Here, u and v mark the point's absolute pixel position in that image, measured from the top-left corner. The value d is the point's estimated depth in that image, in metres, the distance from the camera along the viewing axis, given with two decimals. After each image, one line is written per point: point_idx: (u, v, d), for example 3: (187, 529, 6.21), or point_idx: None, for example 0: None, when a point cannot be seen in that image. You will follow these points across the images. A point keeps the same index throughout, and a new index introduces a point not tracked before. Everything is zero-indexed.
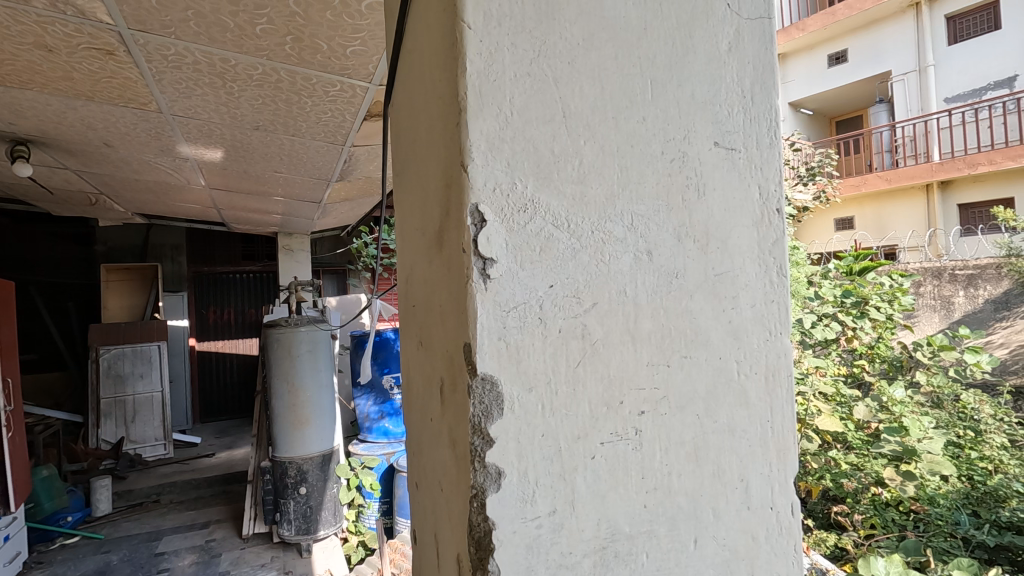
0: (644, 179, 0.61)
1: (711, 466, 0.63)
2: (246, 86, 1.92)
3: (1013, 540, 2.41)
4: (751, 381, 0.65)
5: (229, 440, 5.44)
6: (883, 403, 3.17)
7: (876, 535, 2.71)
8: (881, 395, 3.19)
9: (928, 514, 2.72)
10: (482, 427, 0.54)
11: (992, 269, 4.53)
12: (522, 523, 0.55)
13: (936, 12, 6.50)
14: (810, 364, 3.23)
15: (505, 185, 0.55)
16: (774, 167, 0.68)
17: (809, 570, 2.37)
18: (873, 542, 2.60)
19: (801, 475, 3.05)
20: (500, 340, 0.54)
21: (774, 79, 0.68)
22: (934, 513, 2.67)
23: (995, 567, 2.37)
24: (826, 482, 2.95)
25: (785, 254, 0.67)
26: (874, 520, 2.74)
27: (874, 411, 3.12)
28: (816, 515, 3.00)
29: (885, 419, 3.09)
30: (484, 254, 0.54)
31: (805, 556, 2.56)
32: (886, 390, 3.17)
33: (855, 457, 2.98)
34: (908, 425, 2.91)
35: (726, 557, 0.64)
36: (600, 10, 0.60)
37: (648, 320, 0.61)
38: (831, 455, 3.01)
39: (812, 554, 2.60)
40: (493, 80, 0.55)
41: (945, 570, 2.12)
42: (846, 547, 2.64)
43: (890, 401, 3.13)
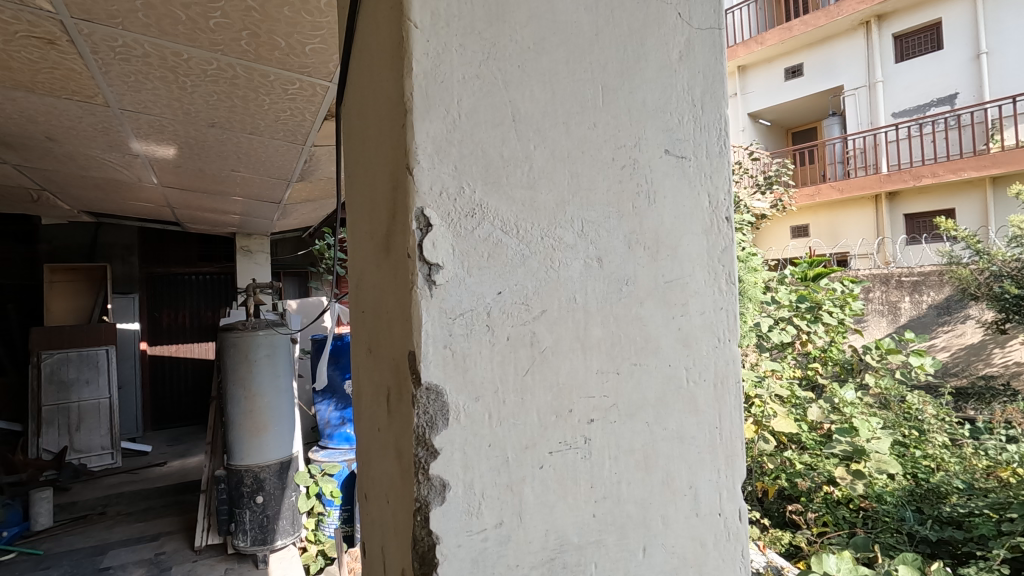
0: (594, 186, 0.61)
1: (661, 474, 0.63)
2: (200, 81, 1.85)
3: (952, 534, 2.52)
4: (701, 388, 0.66)
5: (183, 448, 5.23)
6: (835, 405, 3.28)
7: (828, 532, 2.81)
8: (833, 397, 3.30)
9: (876, 511, 2.82)
10: (427, 438, 0.53)
11: (935, 276, 4.74)
12: (468, 537, 0.53)
13: (885, 31, 6.81)
14: (766, 368, 3.34)
15: (451, 189, 0.54)
16: (723, 177, 0.68)
17: (766, 568, 2.43)
18: (825, 540, 2.69)
19: (757, 476, 3.16)
20: (446, 347, 0.53)
21: (723, 90, 0.69)
22: (881, 510, 2.78)
23: (936, 560, 2.48)
24: (782, 482, 3.08)
25: (732, 263, 0.68)
26: (826, 518, 2.84)
27: (827, 412, 3.23)
28: (773, 514, 3.10)
29: (836, 419, 3.20)
30: (429, 260, 0.52)
31: (762, 555, 2.61)
32: (838, 392, 3.28)
33: (808, 457, 3.11)
34: (857, 425, 3.03)
35: (675, 565, 0.64)
36: (552, 14, 0.59)
37: (598, 327, 0.60)
38: (786, 456, 3.14)
39: (767, 552, 2.66)
40: (440, 81, 0.54)
41: (892, 565, 2.20)
42: (800, 544, 2.73)
43: (841, 403, 3.24)
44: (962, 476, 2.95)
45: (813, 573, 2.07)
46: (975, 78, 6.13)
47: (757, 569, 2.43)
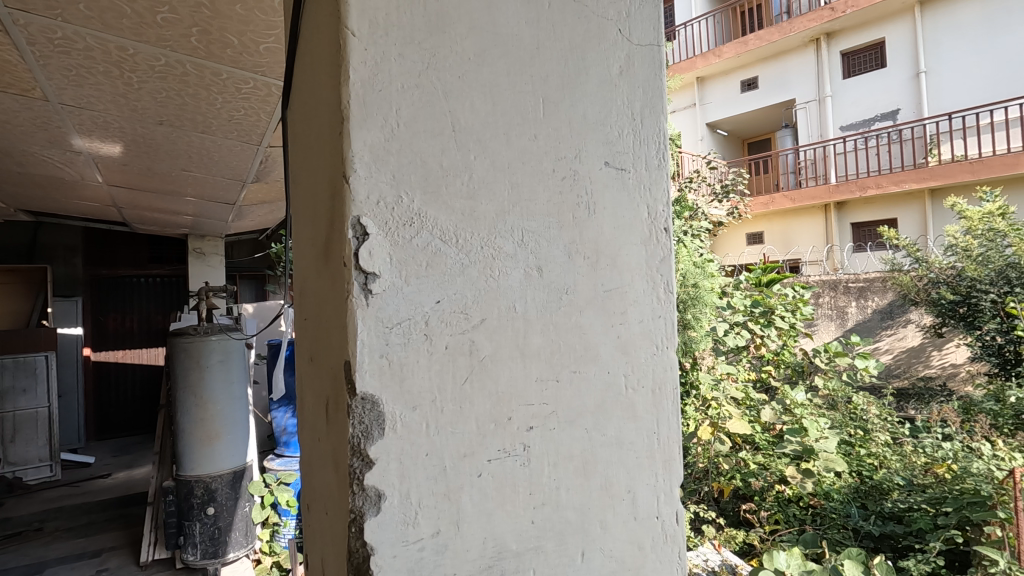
0: (535, 197, 0.62)
1: (600, 480, 0.64)
2: (147, 77, 1.78)
3: (894, 529, 2.61)
4: (640, 394, 0.67)
5: (129, 460, 4.98)
6: (786, 406, 3.40)
7: (779, 530, 2.91)
8: (785, 399, 3.42)
9: (824, 508, 2.94)
10: (362, 448, 0.52)
11: (879, 282, 4.96)
12: (403, 547, 0.53)
13: (833, 48, 7.15)
14: (722, 371, 3.44)
15: (389, 198, 0.54)
16: (661, 189, 0.71)
17: (721, 567, 2.48)
18: (777, 537, 2.79)
19: (714, 476, 3.26)
20: (383, 357, 0.53)
21: (662, 105, 0.71)
22: (829, 507, 2.89)
23: (879, 553, 2.58)
24: (737, 482, 3.20)
25: (671, 272, 0.70)
26: (777, 516, 2.95)
27: (779, 413, 3.34)
28: (728, 513, 3.20)
29: (788, 420, 3.31)
30: (366, 268, 0.52)
31: (717, 553, 2.68)
32: (789, 394, 3.39)
33: (761, 457, 3.25)
34: (807, 426, 3.14)
35: (614, 568, 0.65)
36: (493, 27, 0.60)
37: (538, 335, 0.61)
38: (741, 456, 3.27)
39: (722, 551, 2.72)
40: (379, 89, 0.54)
41: (838, 561, 2.28)
42: (753, 542, 2.81)
43: (792, 404, 3.35)
44: (902, 472, 3.04)
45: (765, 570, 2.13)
46: (914, 95, 6.48)
47: (712, 568, 2.49)
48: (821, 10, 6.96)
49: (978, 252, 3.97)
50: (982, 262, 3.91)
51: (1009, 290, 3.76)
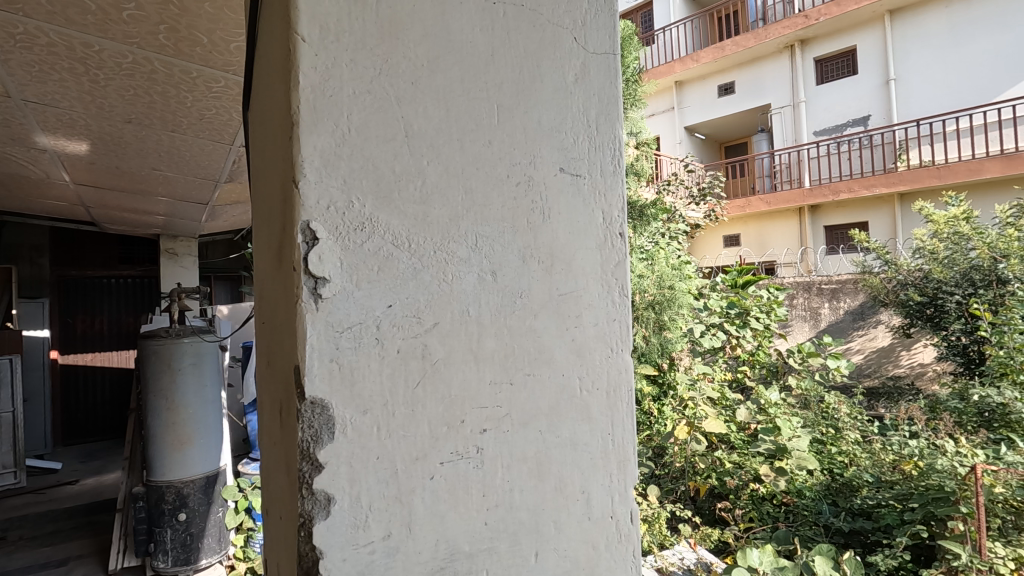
0: (489, 202, 0.62)
1: (553, 480, 0.65)
2: (114, 74, 1.75)
3: (863, 525, 2.67)
4: (595, 396, 0.69)
5: (98, 465, 4.86)
6: (760, 406, 3.45)
7: (754, 527, 2.96)
8: (760, 399, 3.48)
9: (797, 505, 3.00)
10: (311, 452, 0.53)
11: (850, 284, 5.09)
12: (353, 550, 0.54)
13: (807, 54, 7.32)
14: (699, 371, 3.51)
15: (340, 203, 0.54)
16: (617, 194, 0.72)
17: (696, 565, 2.53)
18: (751, 535, 2.84)
19: (691, 475, 3.32)
20: (332, 361, 0.53)
21: (618, 111, 0.72)
22: (801, 505, 2.95)
23: (849, 549, 2.65)
24: (713, 481, 3.25)
25: (626, 275, 0.72)
26: (752, 514, 3.00)
27: (754, 413, 3.40)
28: (704, 512, 3.25)
29: (762, 420, 3.37)
30: (315, 273, 0.52)
31: (693, 551, 2.73)
32: (764, 394, 3.45)
33: (736, 456, 3.31)
34: (780, 424, 3.21)
35: (567, 567, 0.66)
36: (447, 34, 0.60)
37: (492, 339, 0.62)
38: (717, 456, 3.33)
39: (699, 549, 2.76)
40: (330, 94, 0.54)
41: (809, 557, 2.33)
42: (727, 540, 2.85)
43: (766, 404, 3.42)
44: (872, 470, 3.07)
45: (739, 567, 2.18)
46: (884, 101, 6.66)
47: (688, 566, 2.53)
48: (795, 18, 7.10)
49: (945, 254, 4.09)
50: (948, 264, 4.03)
51: (973, 291, 3.86)
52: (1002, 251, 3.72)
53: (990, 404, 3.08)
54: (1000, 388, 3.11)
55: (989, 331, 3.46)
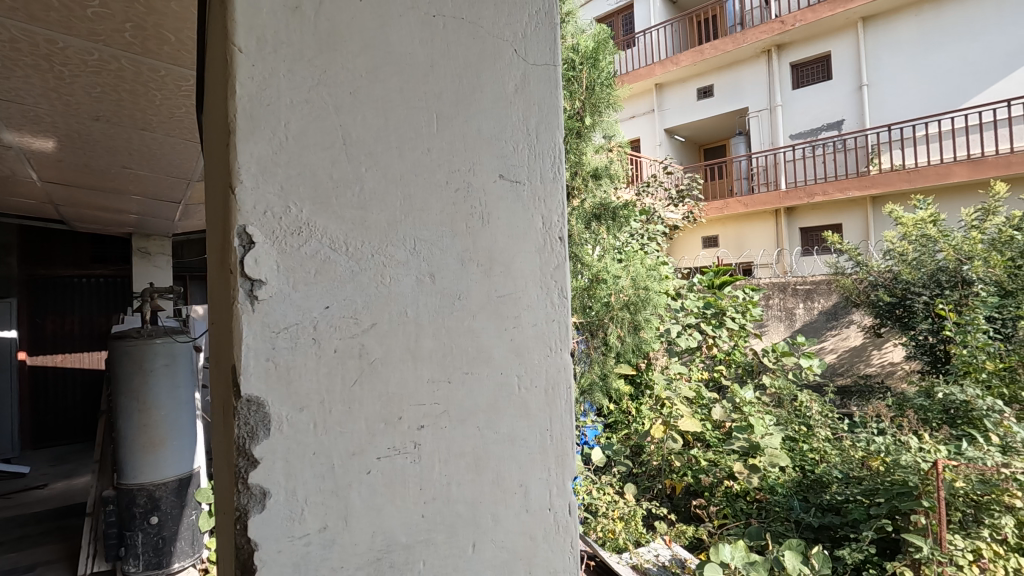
0: (428, 207, 0.65)
1: (491, 475, 0.68)
2: (80, 71, 1.73)
3: (831, 520, 2.73)
4: (533, 393, 0.72)
5: (69, 469, 4.76)
6: (736, 404, 3.54)
7: (727, 524, 3.04)
8: (734, 397, 3.56)
9: (769, 501, 3.06)
10: (247, 449, 0.55)
11: (824, 285, 5.21)
12: (289, 543, 0.56)
13: (783, 59, 7.48)
14: (676, 371, 3.60)
15: (277, 208, 0.56)
16: (557, 200, 0.75)
17: (671, 562, 2.60)
18: (724, 531, 2.92)
19: (667, 473, 3.40)
20: (269, 360, 0.56)
21: (557, 121, 0.76)
22: (773, 501, 3.02)
23: (818, 543, 2.70)
24: (688, 478, 3.34)
25: (566, 278, 0.75)
26: (725, 510, 3.09)
27: (728, 411, 3.49)
28: (679, 509, 3.33)
29: (736, 418, 3.46)
30: (251, 275, 0.55)
31: (668, 548, 2.78)
32: (739, 393, 3.54)
33: (712, 454, 3.40)
34: (753, 422, 3.29)
35: (505, 558, 0.69)
36: (386, 45, 0.63)
37: (430, 339, 0.64)
38: (692, 454, 3.42)
39: (672, 545, 2.81)
40: (267, 103, 0.56)
41: (780, 552, 2.40)
42: (702, 537, 2.92)
43: (741, 402, 3.50)
44: (841, 466, 3.11)
45: (711, 563, 2.25)
46: (857, 106, 6.83)
47: (662, 563, 2.60)
48: (771, 23, 7.25)
49: (913, 256, 4.22)
50: (916, 266, 4.15)
51: (939, 292, 3.97)
52: (967, 254, 3.84)
53: (954, 402, 3.06)
54: (965, 385, 3.19)
55: (953, 330, 3.57)
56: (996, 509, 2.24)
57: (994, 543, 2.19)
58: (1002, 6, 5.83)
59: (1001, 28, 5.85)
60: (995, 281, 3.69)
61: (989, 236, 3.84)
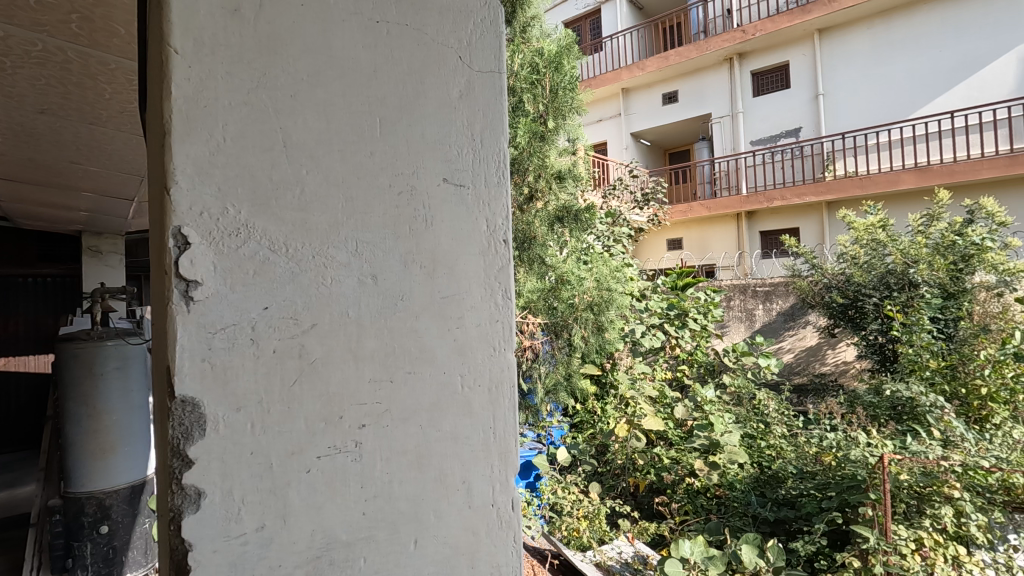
0: (371, 210, 0.66)
1: (434, 472, 0.69)
2: (24, 63, 1.66)
3: (786, 514, 2.82)
4: (476, 392, 0.73)
5: (12, 478, 4.53)
6: (697, 403, 3.65)
7: (688, 520, 3.12)
8: (696, 396, 3.67)
9: (727, 497, 3.14)
10: (182, 449, 0.56)
11: (782, 287, 5.40)
12: (225, 542, 0.57)
13: (745, 67, 7.70)
14: (640, 371, 3.66)
15: (214, 209, 0.57)
16: (501, 204, 0.77)
17: (633, 559, 2.64)
18: (684, 527, 2.98)
19: (631, 472, 3.46)
20: (204, 360, 0.56)
21: (502, 126, 0.77)
22: (732, 497, 3.09)
23: (773, 536, 2.78)
24: (652, 476, 3.42)
25: (510, 280, 0.77)
26: (687, 507, 3.17)
27: (691, 410, 3.58)
28: (644, 506, 3.41)
29: (698, 416, 3.55)
30: (186, 276, 0.56)
31: (630, 544, 2.83)
32: (701, 392, 3.64)
33: (674, 452, 3.48)
34: (714, 420, 3.38)
35: (447, 553, 0.70)
36: (327, 49, 0.64)
37: (372, 339, 0.65)
38: (656, 452, 3.49)
39: (635, 542, 2.86)
40: (204, 105, 0.57)
41: (737, 546, 2.46)
42: (664, 533, 2.98)
43: (703, 401, 3.61)
44: (796, 462, 3.18)
45: (671, 559, 2.30)
46: (814, 114, 7.08)
47: (625, 560, 2.63)
48: (733, 32, 7.44)
49: (864, 259, 4.39)
50: (867, 269, 4.32)
51: (888, 294, 4.14)
52: (913, 257, 4.03)
53: (901, 399, 3.26)
54: (913, 383, 3.32)
55: (901, 330, 3.73)
56: (937, 500, 2.31)
57: (935, 532, 2.24)
58: (947, 22, 6.15)
59: (946, 43, 6.17)
60: (939, 283, 3.87)
61: (934, 240, 4.02)
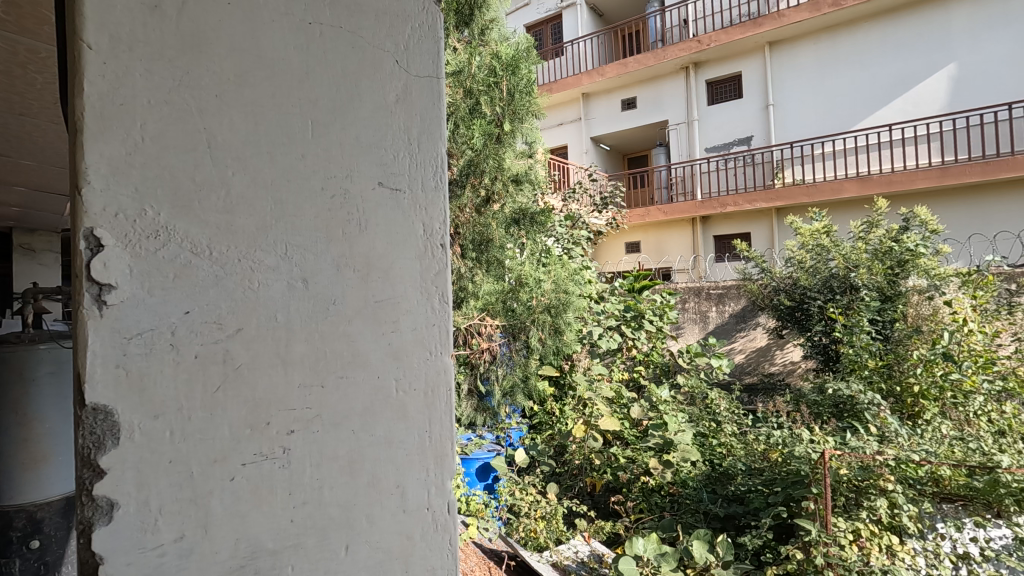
0: (301, 213, 0.65)
1: (366, 477, 0.69)
2: None
3: (735, 510, 2.91)
4: (411, 396, 0.73)
5: None
6: (652, 403, 3.74)
7: (643, 517, 3.18)
8: (652, 396, 3.75)
9: (680, 494, 3.22)
10: (93, 459, 0.55)
11: (734, 290, 5.59)
12: (140, 554, 0.56)
13: (700, 76, 7.93)
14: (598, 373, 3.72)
15: (130, 211, 0.56)
16: (439, 208, 0.76)
17: (589, 557, 2.68)
18: (639, 524, 3.04)
19: (588, 472, 3.51)
20: (118, 366, 0.55)
21: (441, 131, 0.77)
22: (684, 494, 3.16)
23: (723, 532, 2.87)
24: (608, 475, 3.47)
25: (448, 283, 0.76)
26: (642, 505, 3.23)
27: (646, 410, 3.67)
28: (600, 506, 3.47)
29: (653, 416, 3.64)
30: (99, 280, 0.54)
31: (586, 543, 2.87)
32: (656, 392, 3.73)
33: (630, 451, 3.54)
34: (668, 419, 3.46)
35: (380, 558, 0.69)
36: (256, 50, 0.63)
37: (302, 343, 0.64)
38: (612, 452, 3.55)
39: (591, 542, 2.90)
40: (121, 103, 0.56)
41: (689, 541, 2.53)
42: (619, 532, 3.04)
43: (658, 401, 3.70)
44: (745, 458, 3.28)
45: (626, 557, 2.34)
46: (765, 124, 7.36)
47: (581, 559, 2.67)
48: (689, 41, 7.64)
49: (810, 264, 4.56)
50: (812, 273, 4.50)
51: (832, 297, 4.33)
52: (854, 262, 4.19)
53: (842, 397, 3.39)
54: (854, 382, 3.50)
55: (842, 331, 3.91)
56: (873, 492, 2.41)
57: (870, 523, 2.33)
58: (886, 40, 6.50)
59: (885, 59, 6.52)
60: (877, 287, 4.04)
61: (873, 246, 4.20)
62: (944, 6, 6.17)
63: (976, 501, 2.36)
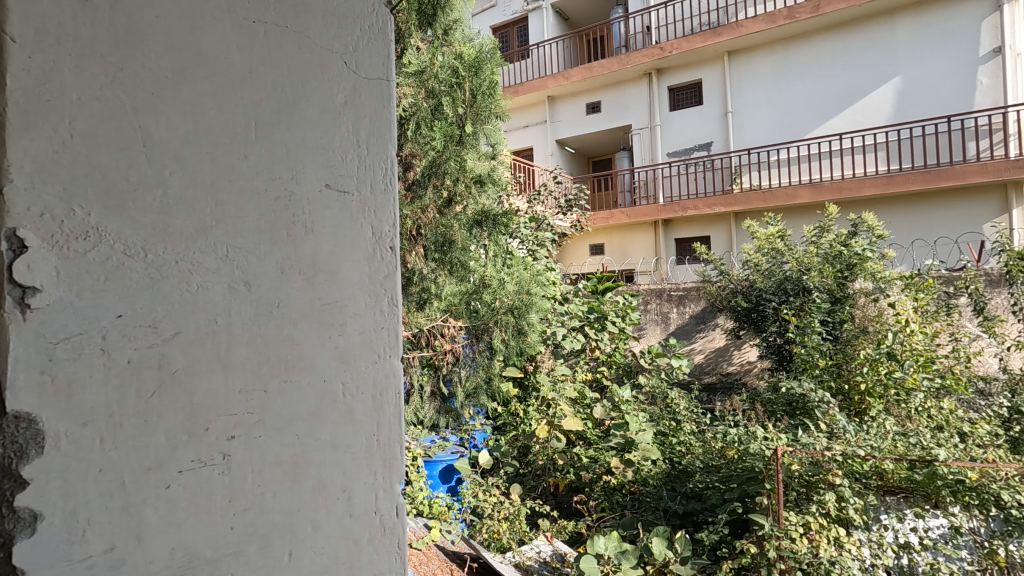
0: (244, 214, 0.64)
1: (311, 481, 0.67)
2: None
3: (693, 507, 2.98)
4: (358, 399, 0.72)
5: None
6: (614, 403, 3.79)
7: (604, 516, 3.22)
8: (614, 396, 3.81)
9: (641, 493, 3.27)
10: (15, 470, 0.53)
11: (694, 292, 5.72)
12: (67, 567, 0.54)
13: (662, 82, 8.09)
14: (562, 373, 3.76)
15: (57, 210, 0.54)
16: (388, 212, 0.77)
17: (551, 557, 2.71)
18: (600, 523, 3.09)
19: (551, 472, 3.55)
20: (44, 373, 0.53)
21: (390, 134, 0.78)
22: (645, 492, 3.23)
23: (682, 528, 2.93)
24: (571, 475, 3.51)
25: (396, 286, 0.77)
26: (603, 504, 3.27)
27: (608, 410, 3.72)
28: (563, 505, 3.50)
29: (614, 416, 3.70)
30: (22, 282, 0.52)
31: (550, 544, 2.89)
32: (618, 393, 3.79)
33: (592, 451, 3.58)
34: (629, 418, 3.52)
35: (325, 564, 0.68)
36: (196, 47, 0.62)
37: (243, 347, 0.63)
38: (575, 452, 3.58)
39: (554, 542, 2.93)
40: (47, 98, 0.54)
41: (648, 538, 2.57)
42: (581, 531, 3.07)
43: (620, 401, 3.76)
44: (703, 456, 3.35)
45: (587, 556, 2.37)
46: (723, 130, 7.58)
47: (543, 559, 2.69)
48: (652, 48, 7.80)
49: (765, 266, 4.71)
50: (767, 275, 4.65)
51: (786, 299, 4.48)
52: (807, 265, 4.35)
53: (795, 395, 3.51)
54: (805, 380, 3.65)
55: (796, 332, 4.06)
56: (822, 486, 2.48)
57: (820, 516, 2.41)
58: (836, 52, 6.80)
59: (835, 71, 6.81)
60: (827, 289, 4.20)
61: (824, 250, 4.35)
62: (889, 22, 6.49)
63: (916, 492, 2.43)
